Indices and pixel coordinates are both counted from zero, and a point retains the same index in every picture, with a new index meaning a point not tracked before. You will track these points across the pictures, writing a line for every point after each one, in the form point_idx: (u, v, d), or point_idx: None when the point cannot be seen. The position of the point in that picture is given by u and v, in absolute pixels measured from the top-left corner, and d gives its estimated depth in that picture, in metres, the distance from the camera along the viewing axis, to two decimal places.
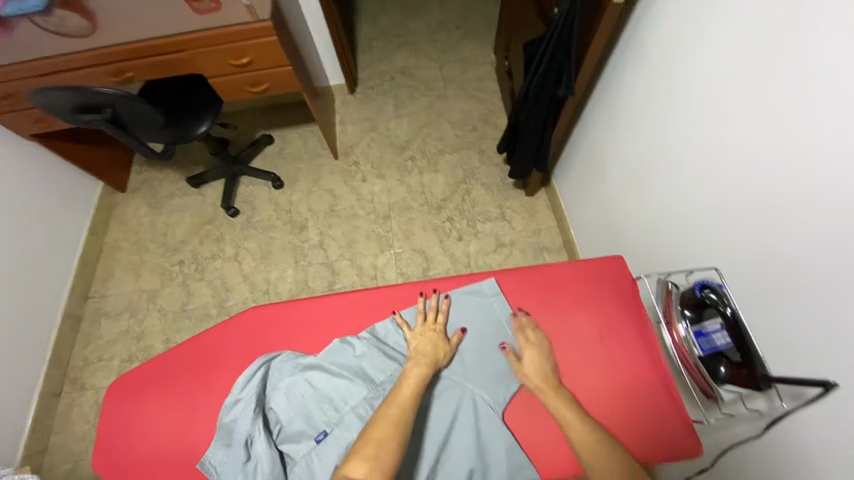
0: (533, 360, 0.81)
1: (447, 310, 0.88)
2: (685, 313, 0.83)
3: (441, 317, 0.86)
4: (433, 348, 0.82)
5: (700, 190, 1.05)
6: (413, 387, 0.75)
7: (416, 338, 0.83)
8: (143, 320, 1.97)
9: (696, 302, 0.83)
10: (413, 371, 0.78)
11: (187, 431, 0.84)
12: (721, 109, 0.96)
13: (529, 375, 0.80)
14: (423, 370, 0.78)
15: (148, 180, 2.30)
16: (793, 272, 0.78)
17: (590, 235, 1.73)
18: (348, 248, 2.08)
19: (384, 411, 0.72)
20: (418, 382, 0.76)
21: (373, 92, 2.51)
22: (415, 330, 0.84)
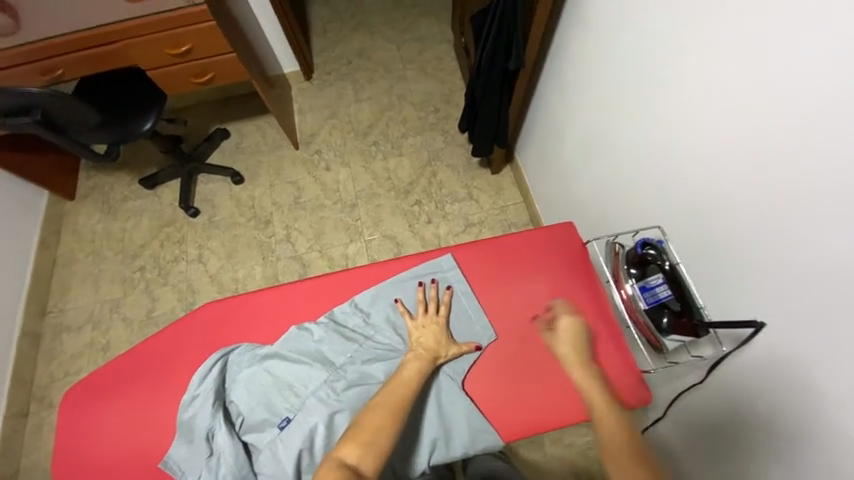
0: (567, 328, 0.84)
1: (449, 302, 0.88)
2: (631, 271, 0.86)
3: (442, 310, 0.86)
4: (436, 341, 0.83)
5: (648, 154, 1.09)
6: (408, 378, 0.76)
7: (418, 330, 0.84)
8: (108, 331, 1.90)
9: (640, 259, 0.87)
10: (412, 362, 0.79)
11: (147, 432, 0.82)
12: (659, 70, 0.99)
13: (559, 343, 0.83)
14: (420, 361, 0.79)
15: (98, 184, 2.18)
16: (735, 223, 0.84)
17: (553, 207, 1.76)
18: (317, 240, 2.05)
19: (375, 401, 0.73)
20: (414, 370, 0.77)
21: (330, 78, 2.44)
22: (417, 322, 0.85)
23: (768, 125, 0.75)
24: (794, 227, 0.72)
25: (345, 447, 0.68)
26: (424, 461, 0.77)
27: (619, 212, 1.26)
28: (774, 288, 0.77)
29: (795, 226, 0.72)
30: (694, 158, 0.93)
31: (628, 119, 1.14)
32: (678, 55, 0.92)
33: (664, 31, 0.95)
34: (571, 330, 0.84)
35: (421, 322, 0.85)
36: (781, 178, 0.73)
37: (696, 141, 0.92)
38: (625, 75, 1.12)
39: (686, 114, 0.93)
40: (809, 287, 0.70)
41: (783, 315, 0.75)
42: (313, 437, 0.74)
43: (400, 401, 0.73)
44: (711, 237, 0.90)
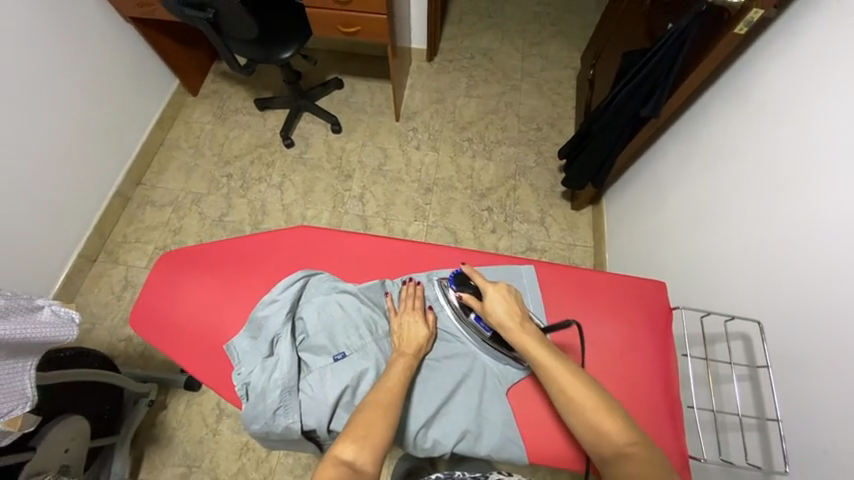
0: (495, 298, 0.82)
1: (433, 319, 0.85)
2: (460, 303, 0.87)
3: (418, 303, 0.85)
4: (418, 334, 0.82)
5: (757, 248, 1.03)
6: (399, 378, 0.75)
7: (401, 325, 0.83)
8: (183, 218, 2.09)
9: (459, 300, 0.86)
10: (398, 360, 0.78)
11: (218, 315, 0.90)
12: (804, 170, 0.94)
13: (492, 313, 0.81)
14: (408, 359, 0.79)
15: (219, 90, 2.39)
16: (843, 349, 0.78)
17: (625, 262, 1.70)
18: (385, 209, 2.11)
19: (374, 395, 0.72)
20: (401, 369, 0.77)
21: (449, 66, 2.50)
22: (400, 315, 0.84)
23: None
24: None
25: (342, 443, 0.64)
26: (448, 445, 0.79)
27: (699, 291, 1.21)
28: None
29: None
30: (810, 268, 0.88)
31: (748, 206, 1.09)
32: (833, 159, 0.87)
33: (824, 133, 0.90)
34: (500, 296, 0.82)
35: (402, 318, 0.84)
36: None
37: (820, 252, 0.87)
38: (761, 163, 1.07)
39: (820, 222, 0.88)
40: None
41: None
42: (361, 379, 0.79)
43: (393, 395, 0.72)
44: (806, 351, 0.85)
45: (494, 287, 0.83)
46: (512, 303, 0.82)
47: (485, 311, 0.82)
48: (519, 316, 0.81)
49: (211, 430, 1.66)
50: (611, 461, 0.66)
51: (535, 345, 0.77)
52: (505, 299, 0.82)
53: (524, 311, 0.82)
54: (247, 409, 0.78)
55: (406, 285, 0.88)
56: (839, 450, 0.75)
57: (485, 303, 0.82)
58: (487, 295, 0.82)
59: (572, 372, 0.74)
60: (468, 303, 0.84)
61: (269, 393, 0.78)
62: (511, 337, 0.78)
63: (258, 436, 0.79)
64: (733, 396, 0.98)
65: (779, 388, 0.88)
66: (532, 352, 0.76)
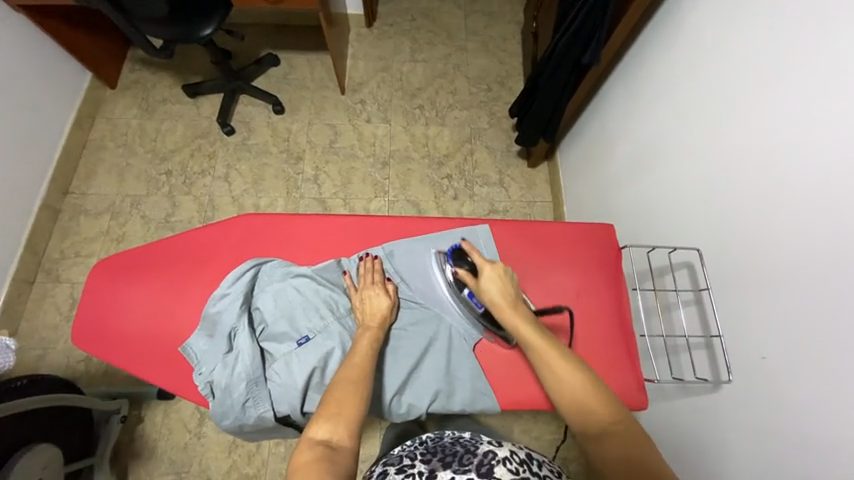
0: (492, 278, 0.81)
1: (394, 291, 0.85)
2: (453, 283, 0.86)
3: (378, 276, 0.84)
4: (379, 306, 0.82)
5: (697, 183, 1.09)
6: (365, 351, 0.75)
7: (361, 300, 0.82)
8: (124, 225, 1.93)
9: (455, 276, 0.85)
10: (363, 335, 0.78)
11: (169, 319, 0.86)
12: (736, 105, 0.98)
13: (486, 291, 0.80)
14: (373, 333, 0.79)
15: (141, 80, 2.16)
16: (777, 269, 0.84)
17: (582, 212, 1.76)
18: (343, 188, 2.05)
19: (343, 372, 0.71)
20: (367, 343, 0.77)
21: (391, 30, 2.38)
22: (359, 291, 0.83)
23: (835, 176, 0.75)
24: (834, 285, 0.73)
25: (314, 423, 0.64)
26: (423, 406, 0.81)
27: (648, 229, 1.27)
28: (793, 342, 0.79)
29: (835, 279, 0.73)
30: (746, 198, 0.93)
31: (687, 144, 1.13)
32: (762, 91, 0.91)
33: (753, 67, 0.93)
34: (499, 277, 0.81)
35: (362, 293, 0.83)
36: (838, 233, 0.74)
37: (752, 182, 0.92)
38: (697, 101, 1.10)
39: (750, 153, 0.93)
40: (845, 344, 0.70)
41: (801, 368, 0.77)
42: (328, 359, 0.78)
43: (361, 369, 0.72)
44: (738, 270, 0.93)
45: (491, 266, 0.82)
46: (510, 284, 0.81)
47: (479, 289, 0.81)
48: (514, 297, 0.80)
49: (195, 435, 1.63)
50: (593, 439, 0.66)
51: (527, 325, 0.77)
52: (500, 279, 0.81)
53: (518, 292, 0.82)
54: (215, 406, 0.76)
55: (363, 261, 0.87)
56: (774, 356, 0.83)
57: (480, 280, 0.81)
58: (483, 273, 0.81)
59: (560, 352, 0.74)
60: (463, 279, 0.83)
61: (234, 387, 0.76)
62: (505, 316, 0.77)
63: (232, 430, 0.78)
64: (681, 321, 1.06)
65: (717, 306, 0.97)
66: (524, 331, 0.76)
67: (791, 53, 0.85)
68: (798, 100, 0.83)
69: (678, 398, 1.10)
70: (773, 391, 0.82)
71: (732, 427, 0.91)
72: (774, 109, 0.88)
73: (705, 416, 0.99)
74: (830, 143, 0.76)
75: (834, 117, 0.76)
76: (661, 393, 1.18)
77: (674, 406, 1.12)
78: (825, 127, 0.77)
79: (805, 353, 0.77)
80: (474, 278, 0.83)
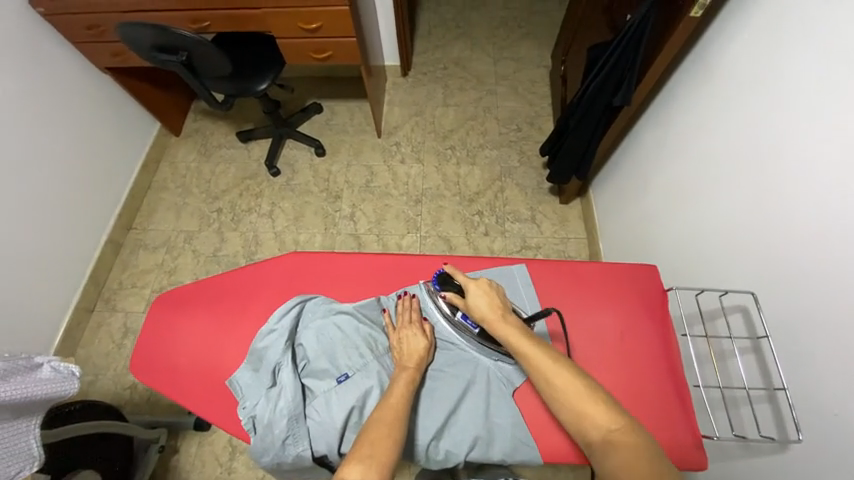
0: (479, 296, 0.82)
1: (430, 331, 0.85)
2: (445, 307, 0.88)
3: (415, 315, 0.86)
4: (416, 346, 0.82)
5: (741, 221, 1.05)
6: (402, 392, 0.75)
7: (399, 339, 0.84)
8: (176, 258, 2.09)
9: (445, 299, 0.87)
10: (401, 376, 0.78)
11: (219, 353, 0.90)
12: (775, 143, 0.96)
13: (474, 307, 0.82)
14: (409, 373, 0.79)
15: (201, 128, 2.41)
16: (838, 314, 0.78)
17: (618, 249, 1.72)
18: (377, 224, 2.13)
19: (379, 413, 0.72)
20: (404, 384, 0.77)
21: (424, 78, 2.54)
22: (397, 330, 0.85)
23: None
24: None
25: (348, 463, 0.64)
26: (460, 454, 0.79)
27: (693, 268, 1.22)
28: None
29: None
30: (795, 237, 0.89)
31: (728, 180, 1.11)
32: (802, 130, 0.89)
33: (792, 105, 0.92)
34: (484, 293, 0.82)
35: (400, 333, 0.84)
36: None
37: (800, 220, 0.88)
38: (734, 138, 1.09)
39: (794, 191, 0.90)
40: None
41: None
42: (366, 398, 0.78)
43: (397, 411, 0.72)
44: (801, 318, 0.86)
45: (475, 282, 0.84)
46: (496, 298, 0.82)
47: (469, 306, 0.83)
48: (502, 309, 0.81)
49: (226, 469, 1.63)
50: (599, 447, 0.64)
51: (516, 335, 0.76)
52: (486, 293, 0.82)
53: (506, 302, 0.83)
54: (256, 442, 0.78)
55: (401, 299, 0.89)
56: (844, 410, 0.75)
57: (467, 298, 0.83)
58: (468, 290, 0.83)
59: (551, 357, 0.73)
60: (453, 301, 0.85)
61: (276, 423, 0.77)
62: (494, 329, 0.78)
63: (270, 468, 0.78)
64: (738, 369, 0.98)
65: (779, 355, 0.89)
66: (515, 341, 0.76)
67: (829, 94, 0.84)
68: (839, 139, 0.81)
69: (739, 456, 1.00)
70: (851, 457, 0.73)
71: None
72: (814, 148, 0.86)
73: (771, 476, 0.89)
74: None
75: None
76: (720, 452, 1.07)
77: (736, 468, 1.01)
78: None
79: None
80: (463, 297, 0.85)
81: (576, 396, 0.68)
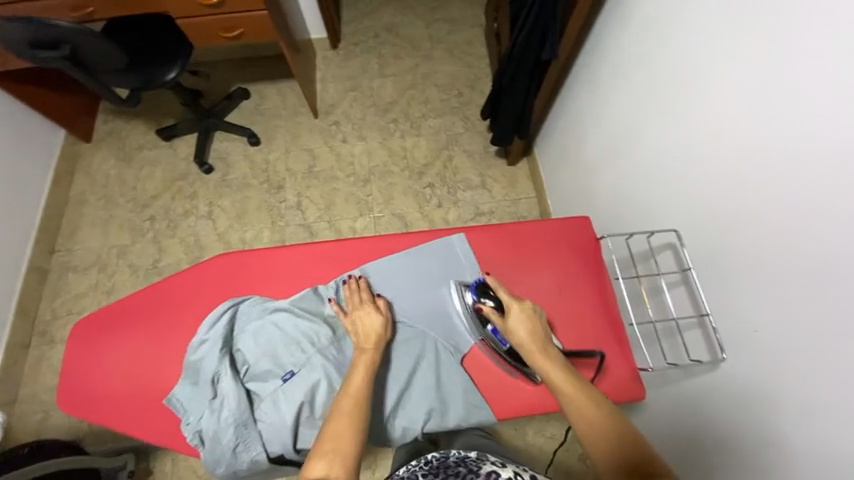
0: (521, 318, 0.79)
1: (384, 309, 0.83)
2: (477, 317, 0.85)
3: (365, 295, 0.83)
4: (372, 328, 0.80)
5: (671, 162, 1.08)
6: (362, 378, 0.73)
7: (352, 324, 0.81)
8: (113, 276, 1.93)
9: (479, 312, 0.84)
10: (359, 360, 0.76)
11: (153, 373, 0.84)
12: (715, 74, 0.92)
13: (513, 329, 0.78)
14: (368, 356, 0.77)
15: (115, 130, 2.17)
16: (766, 243, 0.80)
17: (565, 203, 1.76)
18: (327, 211, 2.05)
19: (338, 404, 0.69)
20: (364, 368, 0.75)
21: (356, 49, 2.40)
22: (349, 315, 0.81)
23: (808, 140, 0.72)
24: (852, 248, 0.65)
25: (315, 459, 0.62)
26: (417, 428, 0.80)
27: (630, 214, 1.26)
28: (791, 312, 0.75)
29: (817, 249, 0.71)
30: (719, 172, 0.92)
31: (656, 124, 1.13)
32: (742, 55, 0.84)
33: (725, 33, 0.88)
34: (527, 315, 0.80)
35: (352, 316, 0.81)
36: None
37: (722, 155, 0.91)
38: (659, 79, 1.10)
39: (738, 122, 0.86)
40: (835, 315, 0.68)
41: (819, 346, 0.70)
42: (315, 393, 0.77)
43: (357, 399, 0.70)
44: (722, 247, 0.90)
45: (518, 304, 0.80)
46: (538, 322, 0.79)
47: (505, 326, 0.79)
48: (543, 337, 0.77)
49: None
50: None
51: (554, 365, 0.73)
52: (528, 317, 0.79)
53: (547, 334, 0.79)
54: (206, 455, 0.75)
55: (348, 283, 0.85)
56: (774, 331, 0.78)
57: (507, 318, 0.79)
58: (510, 310, 0.80)
59: (589, 394, 0.69)
60: (488, 315, 0.82)
61: (222, 433, 0.75)
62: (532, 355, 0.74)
63: (227, 477, 0.76)
64: (669, 302, 1.05)
65: (701, 284, 0.96)
66: (552, 371, 0.72)
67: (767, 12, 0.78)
68: (794, 52, 0.74)
69: (685, 389, 1.04)
70: (759, 366, 0.82)
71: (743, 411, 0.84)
72: (758, 72, 0.81)
73: (713, 403, 0.94)
74: (842, 89, 0.66)
75: (837, 59, 0.67)
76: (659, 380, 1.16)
77: (674, 389, 1.10)
78: (778, 99, 0.77)
79: (824, 328, 0.70)
80: (500, 317, 0.81)
81: (612, 435, 0.63)
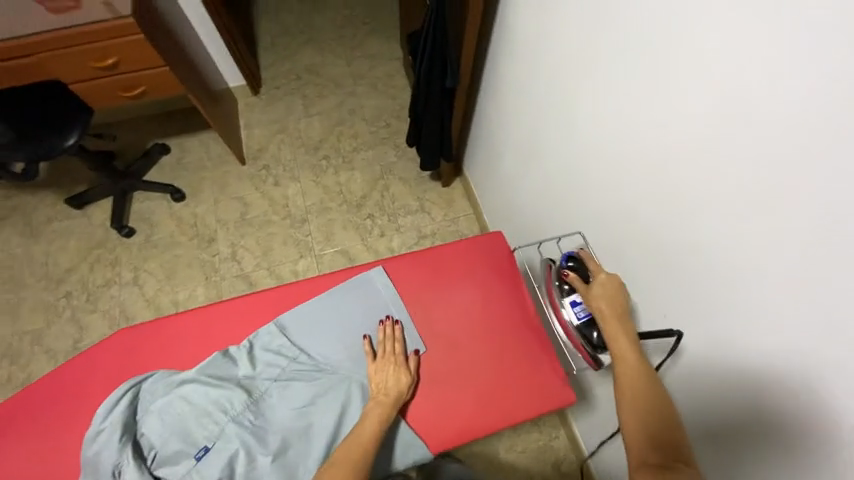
0: (603, 289, 0.88)
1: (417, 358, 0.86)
2: (563, 288, 0.92)
3: (398, 347, 0.85)
4: (395, 383, 0.81)
5: (571, 168, 1.14)
6: (374, 428, 0.75)
7: (378, 373, 0.82)
8: (24, 366, 1.72)
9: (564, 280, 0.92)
10: (372, 411, 0.77)
11: (56, 470, 0.79)
12: (598, 77, 0.95)
13: (595, 297, 0.87)
14: (384, 407, 0.78)
15: (18, 205, 2.00)
16: (658, 231, 0.88)
17: (498, 216, 1.83)
18: (265, 257, 1.98)
19: (336, 456, 0.71)
20: (377, 419, 0.76)
21: (279, 93, 2.40)
22: (378, 363, 0.83)
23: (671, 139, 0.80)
24: (769, 215, 0.65)
25: None
26: None
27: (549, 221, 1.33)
28: (692, 294, 0.84)
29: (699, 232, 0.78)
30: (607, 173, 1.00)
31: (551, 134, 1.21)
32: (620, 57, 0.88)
33: (596, 42, 0.93)
34: (610, 288, 0.88)
35: (381, 363, 0.83)
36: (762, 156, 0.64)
37: (606, 157, 0.99)
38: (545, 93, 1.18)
39: (623, 119, 0.91)
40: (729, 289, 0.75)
41: (756, 319, 0.71)
42: (233, 465, 0.74)
43: (364, 451, 0.71)
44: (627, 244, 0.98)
45: (607, 278, 0.89)
46: (618, 296, 0.88)
47: (588, 293, 0.88)
48: (621, 310, 0.86)
49: None
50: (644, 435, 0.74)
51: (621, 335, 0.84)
52: (611, 290, 0.88)
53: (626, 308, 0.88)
54: None
55: (383, 325, 0.87)
56: (710, 321, 0.81)
57: (591, 288, 0.88)
58: (596, 282, 0.89)
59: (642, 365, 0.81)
60: (572, 281, 0.90)
61: None
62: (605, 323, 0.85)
63: None
64: None
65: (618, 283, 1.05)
66: (618, 337, 0.84)
67: (628, 12, 0.82)
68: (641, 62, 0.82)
69: (693, 417, 0.92)
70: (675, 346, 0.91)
71: (785, 428, 0.69)
72: (633, 69, 0.85)
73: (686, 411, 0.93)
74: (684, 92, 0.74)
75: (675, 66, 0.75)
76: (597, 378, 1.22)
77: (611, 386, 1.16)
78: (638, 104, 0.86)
79: (735, 300, 0.74)
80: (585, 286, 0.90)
81: (647, 396, 0.77)
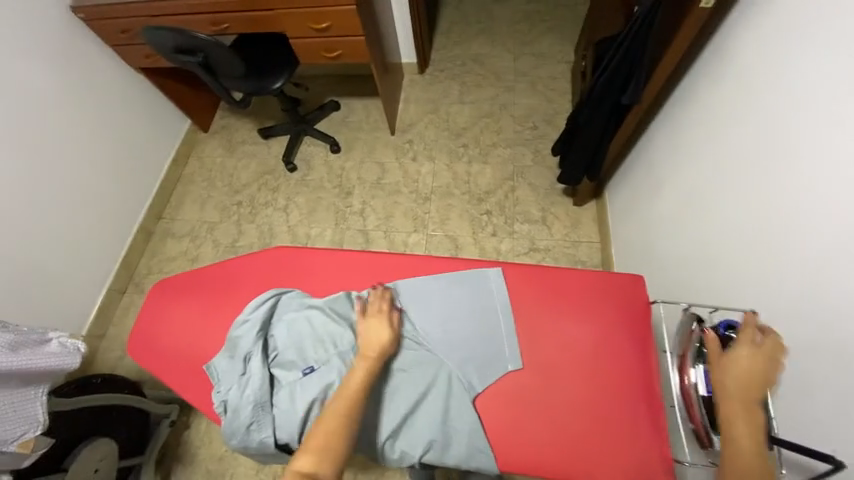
0: (744, 363, 0.73)
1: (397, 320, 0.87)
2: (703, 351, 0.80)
3: (384, 307, 0.87)
4: (379, 336, 0.84)
5: (754, 228, 0.93)
6: (360, 383, 0.78)
7: (365, 328, 0.86)
8: (199, 247, 2.23)
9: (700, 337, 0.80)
10: (359, 365, 0.81)
11: (202, 339, 0.97)
12: (842, 127, 0.73)
13: (727, 366, 0.73)
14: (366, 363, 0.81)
15: (228, 125, 2.55)
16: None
17: (629, 254, 1.63)
18: (385, 221, 2.15)
19: (332, 402, 0.76)
20: (361, 375, 0.79)
21: (441, 75, 2.52)
22: (363, 317, 0.87)
23: None
24: None
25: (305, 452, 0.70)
26: (414, 455, 0.81)
27: (697, 281, 1.13)
28: None
29: None
30: (808, 253, 0.78)
31: (737, 185, 1.01)
32: None
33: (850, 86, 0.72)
34: (752, 365, 0.72)
35: (368, 320, 0.86)
36: None
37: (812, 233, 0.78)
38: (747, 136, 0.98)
39: None
40: None
41: None
42: (327, 391, 0.82)
43: (347, 403, 0.76)
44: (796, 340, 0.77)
45: (753, 353, 0.73)
46: (761, 380, 0.72)
47: (721, 359, 0.75)
48: (757, 395, 0.71)
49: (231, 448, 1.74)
50: None
51: (744, 421, 0.69)
52: (752, 367, 0.72)
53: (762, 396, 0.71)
54: (225, 424, 0.82)
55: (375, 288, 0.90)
56: None
57: (729, 355, 0.74)
58: (735, 351, 0.74)
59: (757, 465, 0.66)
60: (707, 340, 0.78)
61: (241, 408, 0.82)
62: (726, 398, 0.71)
63: (238, 450, 0.83)
64: None
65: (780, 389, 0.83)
66: (735, 420, 0.69)
67: None
68: None
69: None
70: None
71: None
72: None
73: None
74: None
75: None
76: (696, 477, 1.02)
77: None
78: None
79: None
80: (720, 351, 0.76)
81: None
